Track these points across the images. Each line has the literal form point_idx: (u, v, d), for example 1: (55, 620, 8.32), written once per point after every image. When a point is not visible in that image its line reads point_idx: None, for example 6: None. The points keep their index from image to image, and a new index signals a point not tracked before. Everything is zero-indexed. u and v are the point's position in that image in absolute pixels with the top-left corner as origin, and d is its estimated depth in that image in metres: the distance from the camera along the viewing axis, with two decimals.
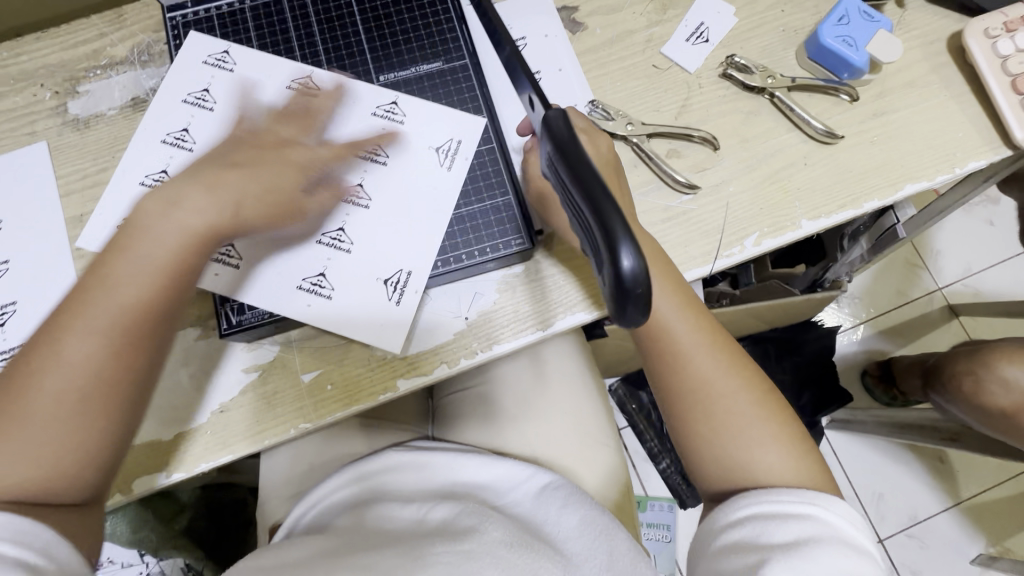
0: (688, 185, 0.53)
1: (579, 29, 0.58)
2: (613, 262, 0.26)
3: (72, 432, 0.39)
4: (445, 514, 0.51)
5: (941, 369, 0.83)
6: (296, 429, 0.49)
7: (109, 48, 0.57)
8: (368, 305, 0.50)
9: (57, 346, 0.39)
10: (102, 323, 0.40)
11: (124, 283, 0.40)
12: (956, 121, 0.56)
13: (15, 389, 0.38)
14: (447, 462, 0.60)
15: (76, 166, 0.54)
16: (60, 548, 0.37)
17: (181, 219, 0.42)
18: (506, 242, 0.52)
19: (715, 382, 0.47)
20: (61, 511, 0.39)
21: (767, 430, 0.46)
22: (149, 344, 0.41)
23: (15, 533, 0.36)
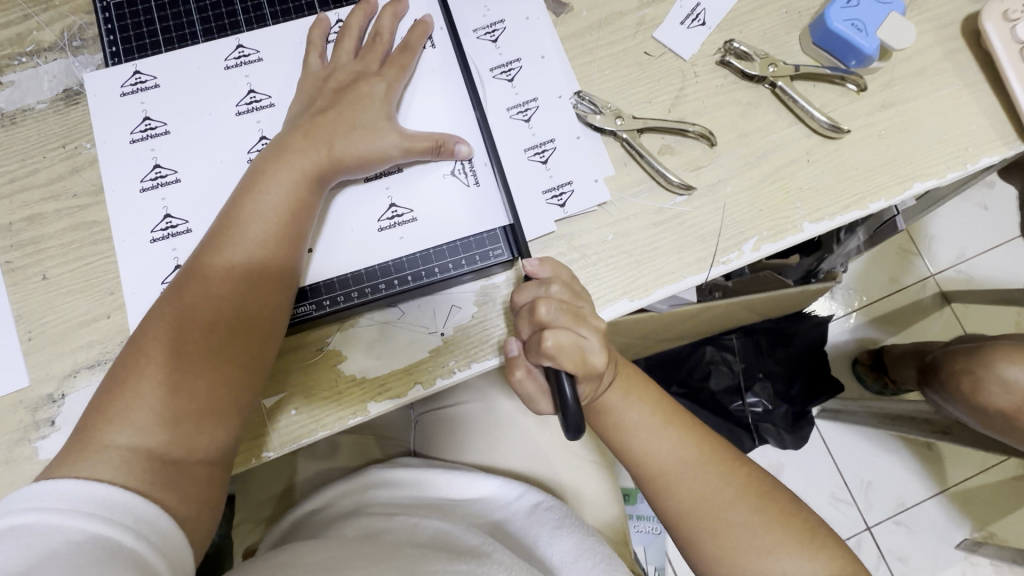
0: (682, 185, 0.49)
1: (564, 10, 0.53)
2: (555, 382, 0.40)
3: (202, 404, 0.39)
4: (438, 529, 0.49)
5: (940, 367, 0.80)
6: (257, 460, 0.45)
7: (35, 32, 0.51)
8: (467, 212, 0.48)
9: (183, 309, 0.40)
10: (223, 280, 0.41)
11: (247, 236, 0.42)
12: (969, 113, 0.52)
13: (141, 355, 0.39)
14: (437, 479, 0.56)
15: (2, 169, 0.49)
16: (174, 544, 0.36)
17: (274, 189, 0.42)
18: (484, 251, 0.47)
19: (693, 489, 0.44)
20: (188, 484, 0.38)
21: (768, 539, 0.42)
22: (271, 298, 0.42)
23: (138, 523, 0.34)
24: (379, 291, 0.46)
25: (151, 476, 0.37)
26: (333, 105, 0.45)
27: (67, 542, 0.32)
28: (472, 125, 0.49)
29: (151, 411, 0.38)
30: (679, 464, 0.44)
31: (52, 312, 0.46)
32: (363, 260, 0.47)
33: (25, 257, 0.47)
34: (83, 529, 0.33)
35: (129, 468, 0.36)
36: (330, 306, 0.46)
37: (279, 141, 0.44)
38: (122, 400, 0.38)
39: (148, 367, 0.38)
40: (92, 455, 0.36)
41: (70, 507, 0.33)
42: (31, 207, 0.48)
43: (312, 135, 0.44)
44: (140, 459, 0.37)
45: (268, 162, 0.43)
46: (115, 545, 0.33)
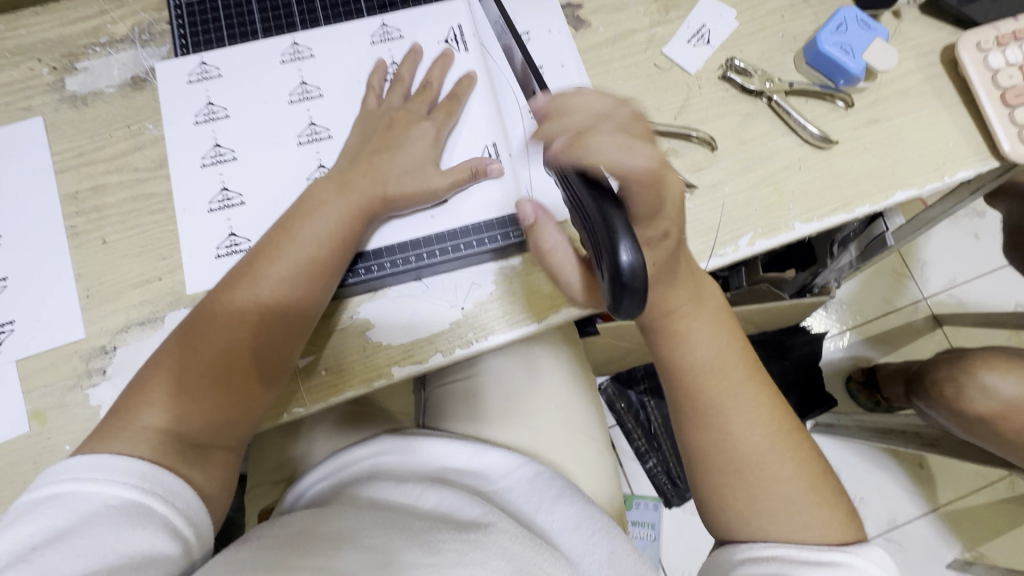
0: (685, 184, 0.54)
1: (583, 26, 0.59)
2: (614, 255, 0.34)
3: (236, 390, 0.44)
4: (441, 502, 0.51)
5: (924, 374, 0.85)
6: (288, 413, 0.49)
7: (109, 26, 0.57)
8: (492, 195, 0.53)
9: (233, 306, 0.45)
10: (275, 275, 0.45)
11: (294, 253, 0.46)
12: (946, 131, 0.58)
13: (197, 334, 0.44)
14: (443, 448, 0.60)
15: (72, 144, 0.54)
16: (196, 513, 0.40)
17: (330, 201, 0.48)
18: (506, 232, 0.52)
19: (753, 446, 0.47)
20: (211, 468, 0.43)
21: (809, 514, 0.45)
22: (313, 295, 0.46)
23: (166, 492, 0.39)
24: (409, 263, 0.51)
25: (183, 456, 0.41)
26: (385, 134, 0.51)
27: (103, 507, 0.37)
28: (498, 119, 0.55)
29: (194, 400, 0.42)
30: (741, 414, 0.47)
31: (108, 273, 0.51)
32: (396, 235, 0.52)
33: (88, 223, 0.52)
34: (118, 496, 0.37)
35: (165, 446, 0.41)
36: (364, 273, 0.51)
37: (338, 175, 0.49)
38: (177, 371, 0.43)
39: (198, 359, 0.43)
40: (134, 429, 0.41)
41: (105, 477, 0.38)
42: (96, 179, 0.53)
43: (370, 169, 0.50)
44: (181, 433, 0.42)
45: (347, 182, 0.48)
46: (149, 513, 0.37)
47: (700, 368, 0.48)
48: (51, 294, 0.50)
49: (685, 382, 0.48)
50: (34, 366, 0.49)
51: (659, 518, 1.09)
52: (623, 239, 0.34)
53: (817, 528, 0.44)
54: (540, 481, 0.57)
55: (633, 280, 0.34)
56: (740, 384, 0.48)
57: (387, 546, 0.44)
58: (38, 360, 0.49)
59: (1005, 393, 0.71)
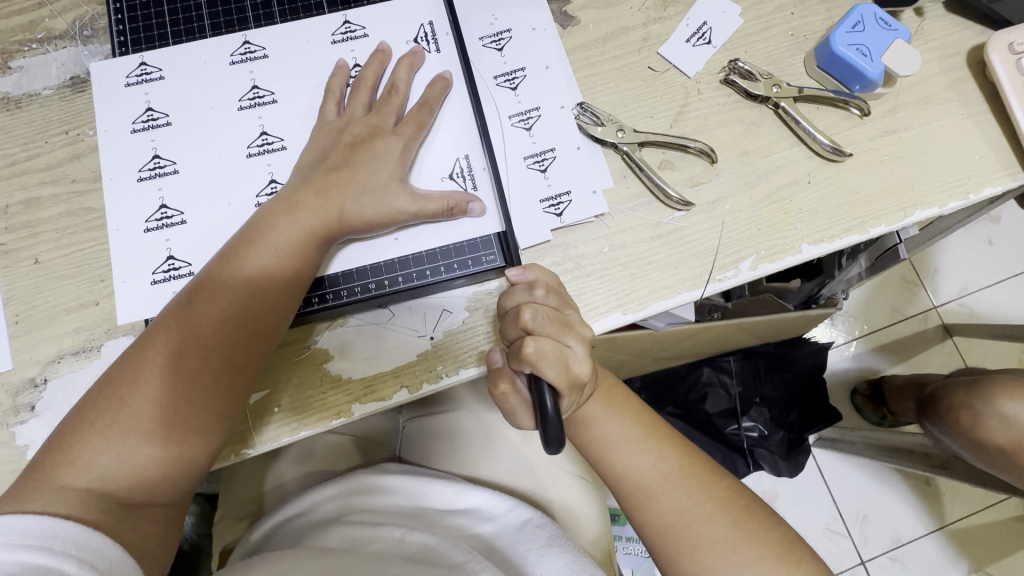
0: (681, 201, 0.49)
1: (571, 23, 0.53)
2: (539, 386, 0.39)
3: (169, 450, 0.38)
4: (424, 543, 0.48)
5: (938, 397, 0.80)
6: (236, 457, 0.45)
7: (47, 20, 0.51)
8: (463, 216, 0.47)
9: (166, 348, 0.39)
10: (218, 318, 0.40)
11: (238, 285, 0.41)
12: (972, 142, 0.52)
13: (124, 386, 0.38)
14: (422, 490, 0.55)
15: (4, 152, 0.49)
16: (121, 573, 0.35)
17: (282, 231, 0.42)
18: (479, 257, 0.47)
19: (676, 508, 0.43)
20: (145, 526, 0.38)
21: (747, 555, 0.42)
22: (264, 340, 0.41)
23: (81, 551, 0.34)
24: (368, 291, 0.46)
25: (111, 515, 0.37)
26: (344, 165, 0.45)
27: (3, 574, 0.32)
28: (471, 129, 0.49)
29: (120, 456, 0.37)
30: (657, 479, 0.44)
31: (40, 296, 0.46)
32: (354, 259, 0.46)
33: (19, 240, 0.47)
34: (22, 561, 0.32)
35: (90, 505, 0.36)
36: (319, 303, 0.45)
37: (288, 194, 0.43)
38: (102, 427, 0.38)
39: (126, 412, 0.38)
40: (53, 490, 0.36)
41: (5, 541, 0.33)
42: (28, 190, 0.48)
43: (328, 186, 0.44)
44: (106, 494, 0.37)
45: (282, 209, 0.43)
46: (56, 575, 0.33)
47: (602, 442, 0.46)
48: None
49: (599, 454, 0.46)
50: None
51: None
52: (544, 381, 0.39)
53: (761, 568, 0.41)
54: (526, 527, 0.53)
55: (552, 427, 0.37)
56: (642, 443, 0.45)
57: None
58: None
59: None
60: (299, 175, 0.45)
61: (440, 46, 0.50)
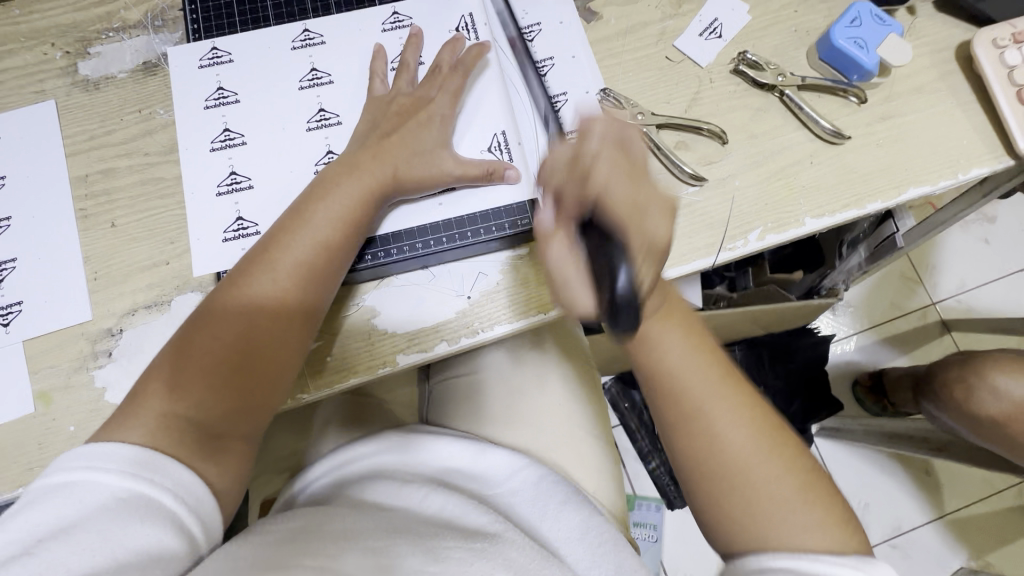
0: (694, 177, 0.54)
1: (594, 18, 0.59)
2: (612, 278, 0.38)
3: (244, 390, 0.43)
4: (445, 508, 0.51)
5: (934, 377, 0.84)
6: (293, 400, 0.49)
7: (123, 11, 0.57)
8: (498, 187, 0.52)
9: (247, 292, 0.45)
10: (283, 275, 0.45)
11: (307, 238, 0.46)
12: (960, 128, 0.57)
13: (200, 334, 0.43)
14: (447, 447, 0.59)
15: (83, 128, 0.54)
16: (207, 510, 0.40)
17: (339, 197, 0.47)
18: (513, 221, 0.52)
19: (731, 434, 0.42)
20: (223, 459, 0.43)
21: (791, 489, 0.40)
22: (325, 293, 0.46)
23: (175, 484, 0.39)
24: (416, 250, 0.51)
25: (196, 446, 0.41)
26: (394, 132, 0.50)
27: (114, 500, 0.36)
28: (507, 109, 0.54)
29: (206, 389, 0.42)
30: (714, 404, 0.42)
31: (117, 256, 0.51)
32: (401, 223, 0.52)
33: (97, 206, 0.52)
34: (127, 489, 0.37)
35: (174, 433, 0.41)
36: (371, 260, 0.51)
37: (346, 160, 0.49)
38: (183, 369, 0.42)
39: (205, 356, 0.43)
40: (143, 416, 0.41)
41: (112, 467, 0.37)
42: (105, 162, 0.53)
43: (387, 152, 0.49)
44: (193, 430, 0.42)
45: (337, 176, 0.48)
46: (155, 505, 0.37)
47: (661, 359, 0.44)
48: (61, 276, 0.50)
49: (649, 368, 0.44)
50: (41, 348, 0.49)
51: (661, 519, 1.08)
52: (621, 264, 0.38)
53: (806, 514, 0.40)
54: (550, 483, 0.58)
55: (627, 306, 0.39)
56: (703, 366, 0.44)
57: (388, 544, 0.43)
58: (45, 342, 0.49)
59: (1015, 394, 0.69)
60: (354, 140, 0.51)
61: (479, 38, 0.56)
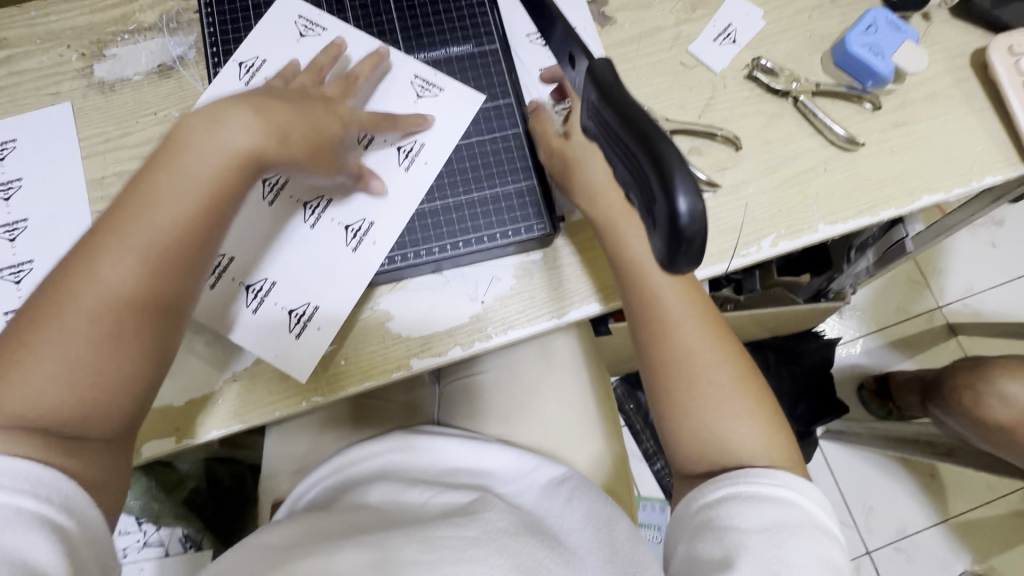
0: (708, 183, 0.54)
1: (608, 22, 0.59)
2: (664, 204, 0.22)
3: (97, 372, 0.40)
4: (446, 501, 0.51)
5: (941, 382, 0.84)
6: (309, 403, 0.49)
7: (138, 13, 0.57)
8: (512, 195, 0.53)
9: (100, 277, 0.40)
10: (135, 248, 0.41)
11: (154, 217, 0.41)
12: (975, 135, 0.57)
13: (58, 304, 0.39)
14: (454, 446, 0.60)
15: (99, 130, 0.54)
16: (79, 506, 0.38)
17: (200, 158, 0.43)
18: (528, 226, 0.52)
19: (689, 340, 0.49)
20: (86, 456, 0.40)
21: (739, 403, 0.47)
22: (176, 270, 0.42)
23: (35, 487, 0.36)
24: (433, 254, 0.51)
25: (54, 446, 0.38)
26: (304, 112, 0.47)
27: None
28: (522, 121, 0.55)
29: (54, 383, 0.39)
30: (677, 314, 0.49)
31: None
32: (416, 225, 0.52)
33: None
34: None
35: (35, 434, 0.38)
36: (387, 264, 0.51)
37: (242, 114, 0.45)
38: (40, 344, 0.39)
39: (61, 329, 0.39)
40: (3, 422, 0.37)
41: None
42: (121, 165, 0.53)
43: (257, 117, 0.45)
44: (43, 419, 0.38)
45: (191, 134, 0.43)
46: (12, 510, 0.35)
47: (634, 264, 0.49)
48: None
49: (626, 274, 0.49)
50: None
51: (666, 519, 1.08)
52: (679, 180, 0.22)
53: (755, 420, 0.47)
54: (558, 487, 0.57)
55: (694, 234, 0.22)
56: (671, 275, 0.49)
57: (388, 539, 0.44)
58: None
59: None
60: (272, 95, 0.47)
61: (495, 57, 0.56)
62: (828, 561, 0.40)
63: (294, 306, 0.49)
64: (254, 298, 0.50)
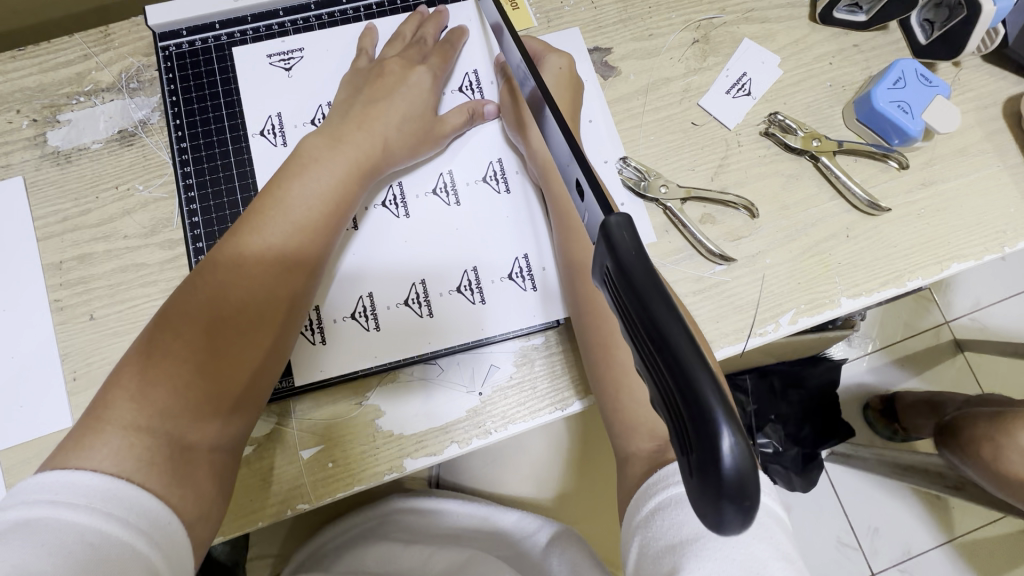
0: (722, 256, 0.49)
1: (611, 73, 0.54)
2: (703, 450, 0.18)
3: (218, 387, 0.37)
4: (449, 564, 0.51)
5: (958, 427, 0.81)
6: (292, 511, 0.45)
7: (94, 72, 0.52)
8: (510, 251, 0.49)
9: (227, 272, 0.39)
10: (256, 256, 0.40)
11: (285, 208, 0.41)
12: (1007, 195, 0.53)
13: (174, 323, 0.37)
14: (453, 508, 0.60)
15: (55, 207, 0.49)
16: (181, 554, 0.33)
17: (322, 168, 0.43)
18: (529, 317, 0.48)
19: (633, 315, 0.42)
20: (201, 474, 0.36)
21: None
22: (301, 278, 0.41)
23: (152, 527, 0.31)
24: (421, 314, 0.48)
25: (169, 467, 0.35)
26: (382, 97, 0.47)
27: (82, 543, 0.29)
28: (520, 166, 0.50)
29: (173, 395, 0.36)
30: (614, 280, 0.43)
31: (96, 353, 0.47)
32: (404, 278, 0.48)
33: (73, 296, 0.48)
34: (101, 530, 0.30)
35: (150, 449, 0.34)
36: (375, 327, 0.47)
37: (330, 129, 0.45)
38: (156, 366, 0.36)
39: (179, 342, 0.37)
40: (105, 443, 0.34)
41: (81, 504, 0.30)
42: (81, 247, 0.49)
43: (351, 130, 0.45)
44: (165, 442, 0.35)
45: (316, 148, 0.44)
46: (131, 553, 0.30)
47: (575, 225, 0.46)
48: (37, 376, 0.46)
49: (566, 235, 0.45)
50: (15, 459, 0.45)
51: None
52: (722, 416, 0.18)
53: None
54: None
55: (740, 483, 0.18)
56: None
57: None
58: (20, 451, 0.45)
59: None
60: (344, 101, 0.48)
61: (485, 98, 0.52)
62: (781, 549, 0.31)
63: (455, 282, 0.48)
64: (366, 318, 0.47)
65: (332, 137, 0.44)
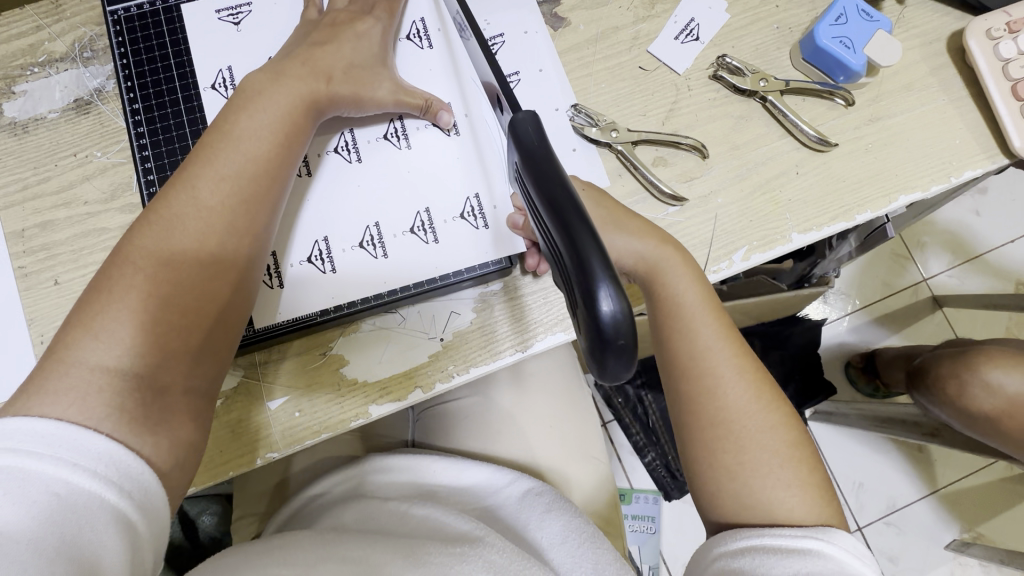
0: (673, 197, 0.51)
1: (561, 24, 0.54)
2: (589, 305, 0.24)
3: (184, 319, 0.38)
4: (430, 515, 0.51)
5: (927, 370, 0.82)
6: (263, 460, 0.46)
7: (47, 43, 0.52)
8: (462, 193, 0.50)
9: (182, 212, 0.39)
10: (209, 194, 0.40)
11: (235, 154, 0.42)
12: (952, 126, 0.54)
13: (129, 264, 0.38)
14: (432, 464, 0.59)
15: (14, 177, 0.50)
16: (153, 497, 0.34)
17: (267, 108, 0.43)
18: (484, 259, 0.49)
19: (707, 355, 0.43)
20: (176, 418, 0.37)
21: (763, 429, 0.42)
22: (259, 214, 0.42)
23: (119, 476, 0.33)
24: (376, 257, 0.48)
25: (141, 413, 0.35)
26: (329, 41, 0.48)
27: (48, 494, 0.31)
28: (469, 111, 0.51)
29: (137, 330, 0.36)
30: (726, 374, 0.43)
31: (61, 316, 0.48)
32: (358, 221, 0.49)
33: (37, 263, 0.49)
34: (66, 482, 0.31)
35: (120, 395, 0.35)
36: (330, 269, 0.48)
37: (273, 68, 0.45)
38: (113, 307, 0.36)
39: (140, 280, 0.37)
40: (69, 386, 0.34)
41: (46, 453, 0.32)
42: (42, 214, 0.49)
43: (292, 70, 0.45)
44: (132, 381, 0.36)
45: (260, 87, 0.44)
46: (97, 503, 0.31)
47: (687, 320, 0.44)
48: (4, 342, 0.47)
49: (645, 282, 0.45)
50: None
51: (658, 511, 1.05)
52: (602, 281, 0.23)
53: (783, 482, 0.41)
54: (536, 497, 0.57)
55: (619, 335, 0.24)
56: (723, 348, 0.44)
57: (377, 560, 0.43)
58: None
59: (1009, 390, 0.69)
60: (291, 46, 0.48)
61: (434, 44, 0.53)
62: None
63: (408, 224, 0.49)
64: (323, 261, 0.48)
65: (278, 76, 0.45)
